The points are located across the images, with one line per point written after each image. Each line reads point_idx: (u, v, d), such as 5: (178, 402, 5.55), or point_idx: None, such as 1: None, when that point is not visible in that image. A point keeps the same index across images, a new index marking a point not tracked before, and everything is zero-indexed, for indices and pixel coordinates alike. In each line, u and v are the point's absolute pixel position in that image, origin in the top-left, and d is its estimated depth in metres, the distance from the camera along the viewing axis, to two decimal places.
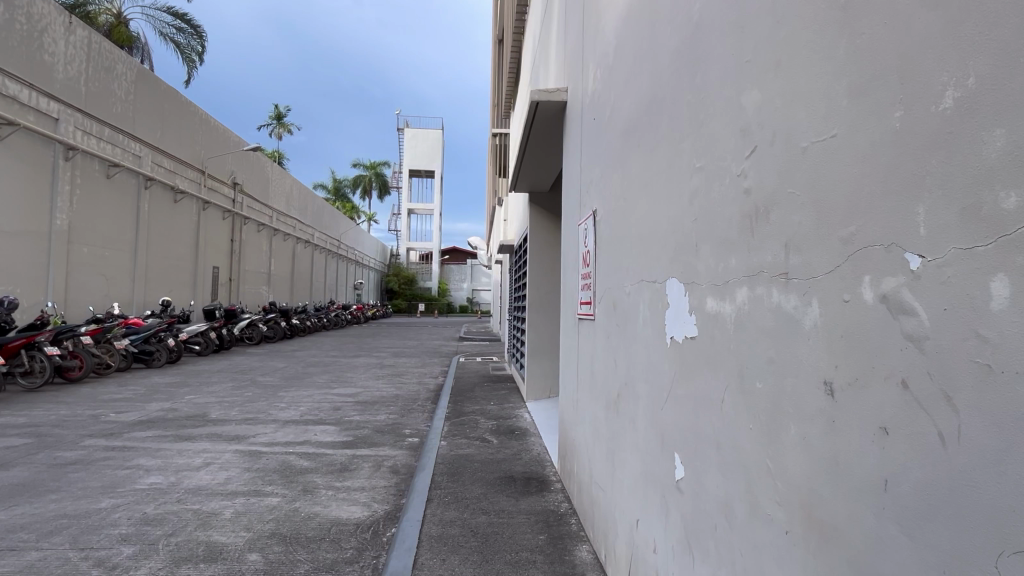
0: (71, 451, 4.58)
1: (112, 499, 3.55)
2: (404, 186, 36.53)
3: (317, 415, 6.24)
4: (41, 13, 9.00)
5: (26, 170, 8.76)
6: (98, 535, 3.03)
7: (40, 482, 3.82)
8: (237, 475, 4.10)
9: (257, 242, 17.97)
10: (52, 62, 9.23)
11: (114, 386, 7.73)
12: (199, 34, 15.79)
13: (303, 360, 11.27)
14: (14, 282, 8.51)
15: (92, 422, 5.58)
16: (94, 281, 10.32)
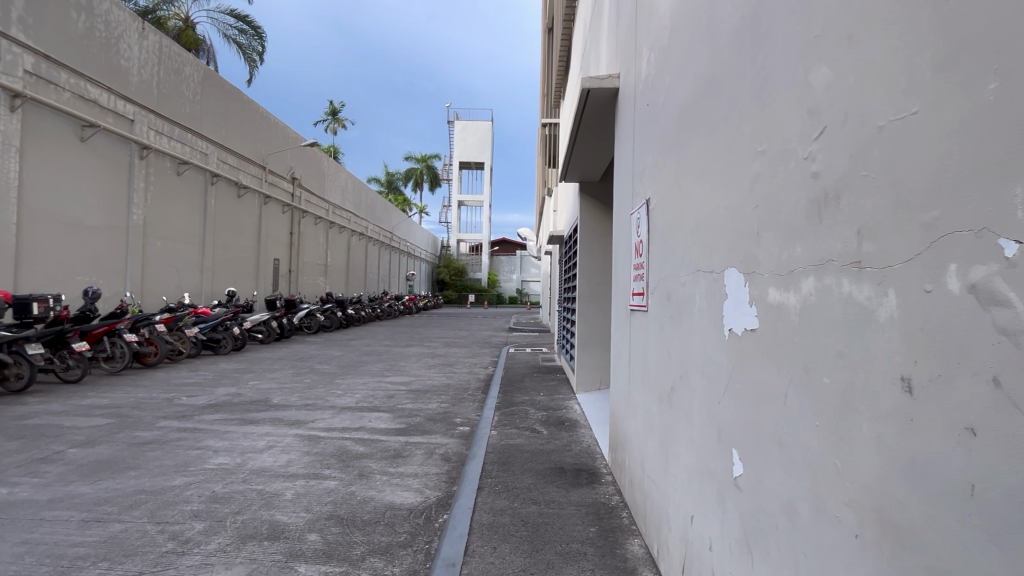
0: (148, 431, 4.89)
1: (185, 477, 3.77)
2: (455, 179, 36.83)
3: (372, 403, 6.43)
4: (118, 20, 9.54)
5: (106, 169, 9.37)
6: (173, 510, 3.23)
7: (122, 459, 4.10)
8: (298, 458, 4.28)
9: (314, 234, 18.62)
10: (128, 67, 9.79)
11: (186, 371, 8.22)
12: (259, 34, 16.41)
13: (358, 349, 11.63)
14: (97, 273, 9.17)
15: (166, 405, 5.95)
16: (167, 272, 10.99)
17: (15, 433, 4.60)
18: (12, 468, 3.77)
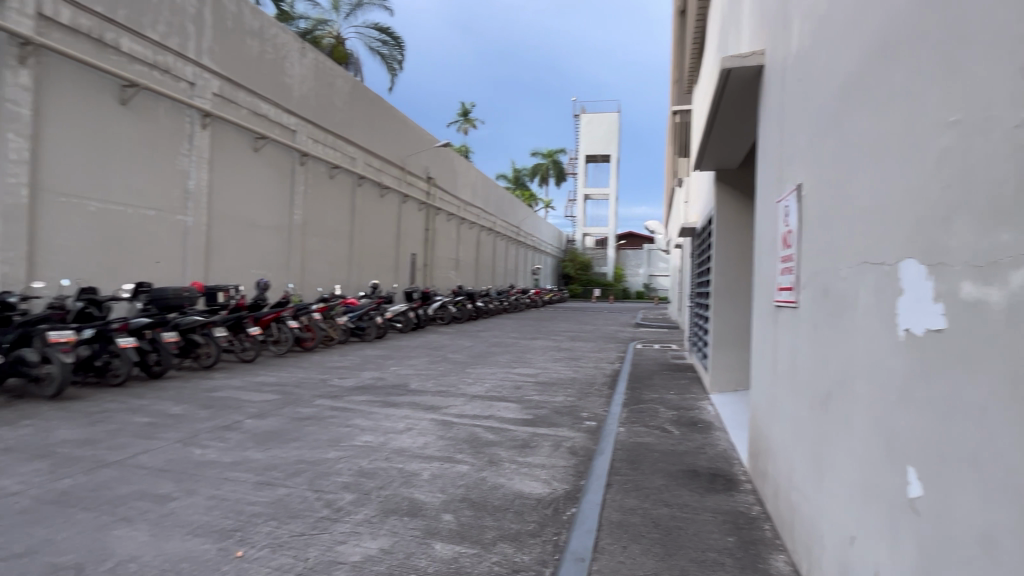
0: (307, 408, 5.46)
1: (337, 451, 4.15)
2: (581, 173, 36.63)
3: (500, 392, 6.61)
4: (284, 42, 10.74)
5: (274, 175, 10.62)
6: (328, 480, 3.57)
7: (287, 431, 4.62)
8: (433, 441, 4.53)
9: (447, 230, 19.58)
10: (291, 83, 10.99)
11: (337, 355, 9.07)
12: (398, 43, 17.54)
13: (487, 341, 12.04)
14: (266, 267, 10.44)
15: (321, 385, 6.61)
16: (322, 266, 12.21)
17: (205, 403, 5.35)
18: (204, 432, 4.38)
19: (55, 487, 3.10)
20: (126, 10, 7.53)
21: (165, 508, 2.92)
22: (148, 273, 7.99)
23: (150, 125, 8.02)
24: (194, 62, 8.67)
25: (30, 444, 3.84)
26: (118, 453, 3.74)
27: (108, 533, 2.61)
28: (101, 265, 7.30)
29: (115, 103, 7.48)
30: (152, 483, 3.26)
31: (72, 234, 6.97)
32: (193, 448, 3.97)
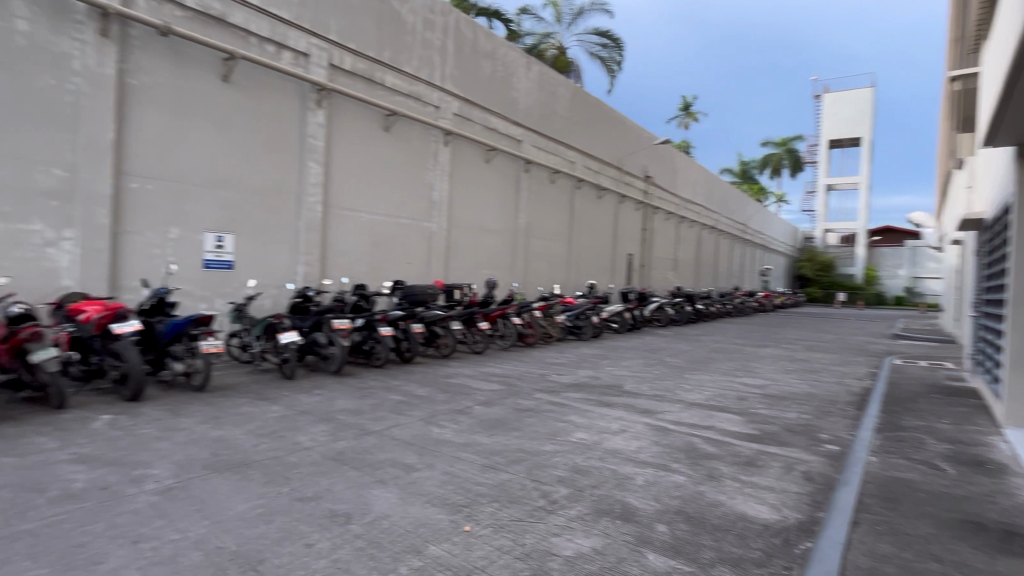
0: (527, 400, 5.79)
1: (554, 445, 4.31)
2: (823, 161, 32.22)
3: (721, 402, 6.16)
4: (512, 60, 11.58)
5: (502, 182, 11.55)
6: (545, 472, 3.72)
7: (509, 421, 4.96)
8: (647, 447, 4.42)
9: (665, 229, 19.00)
10: (518, 96, 11.81)
11: (555, 352, 9.46)
12: (617, 45, 17.59)
13: (708, 345, 11.35)
14: (494, 268, 11.39)
15: (540, 380, 6.95)
16: (542, 267, 12.88)
17: (443, 388, 6.04)
18: (442, 413, 4.95)
19: (334, 447, 3.82)
20: (389, 51, 8.92)
21: (410, 477, 3.35)
22: (402, 273, 9.34)
23: (406, 146, 9.37)
24: (440, 88, 9.88)
25: (319, 409, 4.79)
26: (378, 424, 4.44)
27: (369, 491, 3.10)
28: (369, 266, 8.76)
29: (380, 130, 8.91)
30: (401, 453, 3.79)
31: (350, 241, 8.50)
32: (433, 427, 4.51)
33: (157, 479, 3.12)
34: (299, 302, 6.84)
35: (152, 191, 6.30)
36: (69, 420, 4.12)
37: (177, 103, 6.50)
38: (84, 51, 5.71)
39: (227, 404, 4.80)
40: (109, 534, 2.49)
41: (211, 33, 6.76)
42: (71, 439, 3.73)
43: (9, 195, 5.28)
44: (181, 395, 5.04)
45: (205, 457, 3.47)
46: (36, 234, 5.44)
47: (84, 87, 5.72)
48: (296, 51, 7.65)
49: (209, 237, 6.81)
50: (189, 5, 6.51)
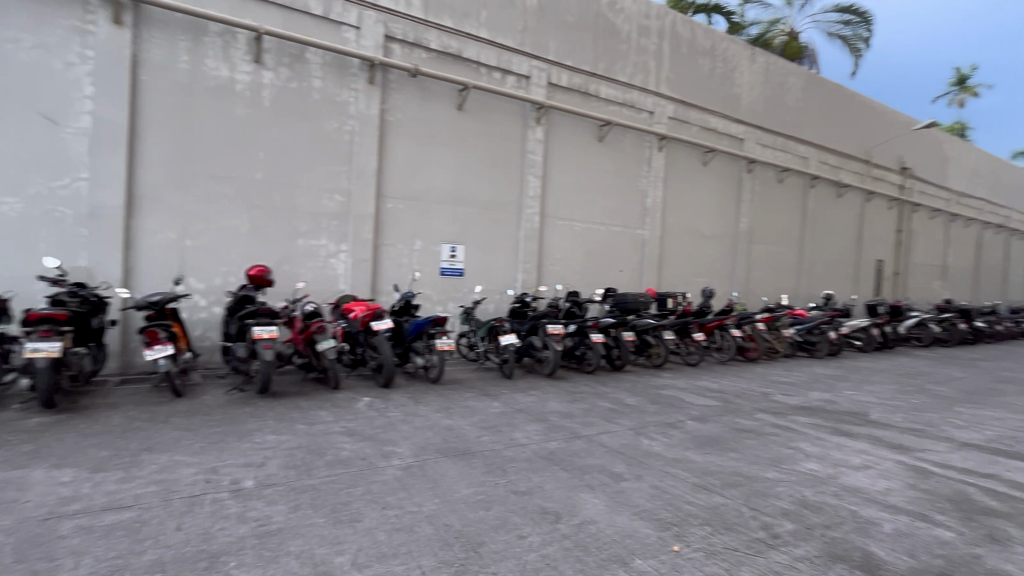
0: (747, 420, 5.32)
1: (777, 472, 3.88)
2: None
3: (1013, 447, 4.87)
4: (734, 53, 10.85)
5: (721, 185, 10.86)
6: (766, 501, 3.35)
7: (725, 440, 4.61)
8: (900, 490, 3.71)
9: (930, 230, 15.79)
10: (740, 92, 11.02)
11: (782, 369, 8.51)
12: (866, 19, 15.23)
13: (992, 374, 9.08)
14: (711, 276, 10.75)
15: (763, 399, 6.33)
16: (767, 275, 11.74)
17: (653, 399, 5.89)
18: (652, 425, 4.84)
19: (546, 446, 4.02)
20: (604, 63, 9.09)
21: (618, 486, 3.36)
22: (613, 280, 9.39)
23: (619, 154, 9.42)
24: (654, 94, 9.73)
25: (533, 409, 5.08)
26: (587, 429, 4.54)
27: (577, 494, 3.19)
28: (581, 274, 9.00)
29: (594, 141, 9.11)
30: (609, 460, 3.81)
31: (563, 249, 8.84)
32: (643, 438, 4.43)
33: (401, 456, 3.65)
34: (518, 306, 7.32)
35: (402, 209, 7.39)
36: (341, 399, 5.07)
37: (422, 132, 7.53)
38: (357, 98, 6.98)
39: (456, 397, 5.38)
40: (366, 497, 3.00)
41: (449, 69, 7.70)
42: (342, 415, 4.58)
43: (306, 217, 6.71)
44: (420, 385, 5.81)
45: (438, 443, 3.96)
46: (323, 248, 6.82)
47: (357, 127, 7.00)
48: (519, 74, 8.27)
49: (444, 248, 7.73)
50: (433, 47, 7.51)
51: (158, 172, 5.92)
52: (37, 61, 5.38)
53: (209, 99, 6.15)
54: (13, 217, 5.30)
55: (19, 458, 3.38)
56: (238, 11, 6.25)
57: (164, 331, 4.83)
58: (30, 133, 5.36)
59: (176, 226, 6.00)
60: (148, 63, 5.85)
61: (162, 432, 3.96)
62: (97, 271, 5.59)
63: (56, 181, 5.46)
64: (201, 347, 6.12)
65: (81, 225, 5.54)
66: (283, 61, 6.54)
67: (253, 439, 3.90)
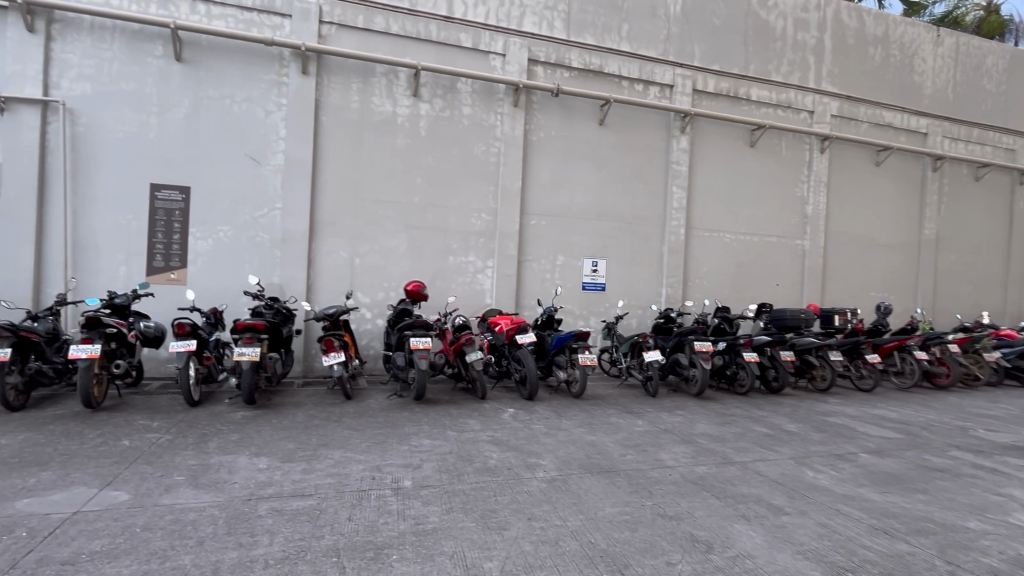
0: (939, 458, 4.57)
1: (981, 523, 3.27)
2: None
3: None
4: (913, 38, 9.59)
5: (898, 187, 9.59)
6: (967, 554, 2.84)
7: (910, 478, 4.00)
8: None
9: None
10: (922, 80, 9.69)
11: (985, 400, 7.20)
12: None
13: None
14: (888, 290, 9.49)
15: (959, 433, 5.40)
16: (962, 289, 10.07)
17: (819, 426, 5.32)
18: (817, 456, 4.38)
19: (695, 470, 3.83)
20: (756, 64, 8.55)
21: (778, 520, 3.08)
22: (769, 295, 8.70)
23: (774, 159, 8.76)
24: (814, 91, 8.92)
25: (680, 430, 4.87)
26: (741, 455, 4.24)
27: (731, 525, 2.98)
28: (731, 289, 8.47)
29: (745, 146, 8.58)
30: (768, 491, 3.51)
31: (711, 262, 8.40)
32: (807, 469, 4.02)
33: (545, 469, 3.71)
34: (662, 321, 7.15)
35: (545, 225, 7.57)
36: (488, 409, 5.29)
37: (564, 149, 7.67)
38: (503, 121, 7.32)
39: (599, 413, 5.34)
40: (512, 507, 3.09)
41: (591, 85, 7.77)
42: (489, 424, 4.78)
43: (456, 236, 7.16)
44: (563, 400, 5.85)
45: (581, 458, 3.96)
46: (471, 265, 7.21)
47: (503, 148, 7.33)
48: (662, 84, 8.09)
49: (586, 263, 7.75)
50: (575, 65, 7.65)
51: (334, 199, 6.72)
52: (246, 111, 6.42)
53: (375, 132, 6.86)
54: (226, 242, 6.35)
55: (229, 445, 4.01)
56: (400, 51, 6.92)
57: (338, 340, 5.39)
58: (240, 172, 6.41)
59: (347, 246, 6.75)
60: (327, 105, 6.69)
61: (336, 431, 4.45)
62: (286, 286, 6.48)
63: (258, 211, 6.45)
64: (367, 355, 6.80)
65: (275, 248, 6.47)
66: (437, 92, 7.09)
67: (410, 442, 4.22)
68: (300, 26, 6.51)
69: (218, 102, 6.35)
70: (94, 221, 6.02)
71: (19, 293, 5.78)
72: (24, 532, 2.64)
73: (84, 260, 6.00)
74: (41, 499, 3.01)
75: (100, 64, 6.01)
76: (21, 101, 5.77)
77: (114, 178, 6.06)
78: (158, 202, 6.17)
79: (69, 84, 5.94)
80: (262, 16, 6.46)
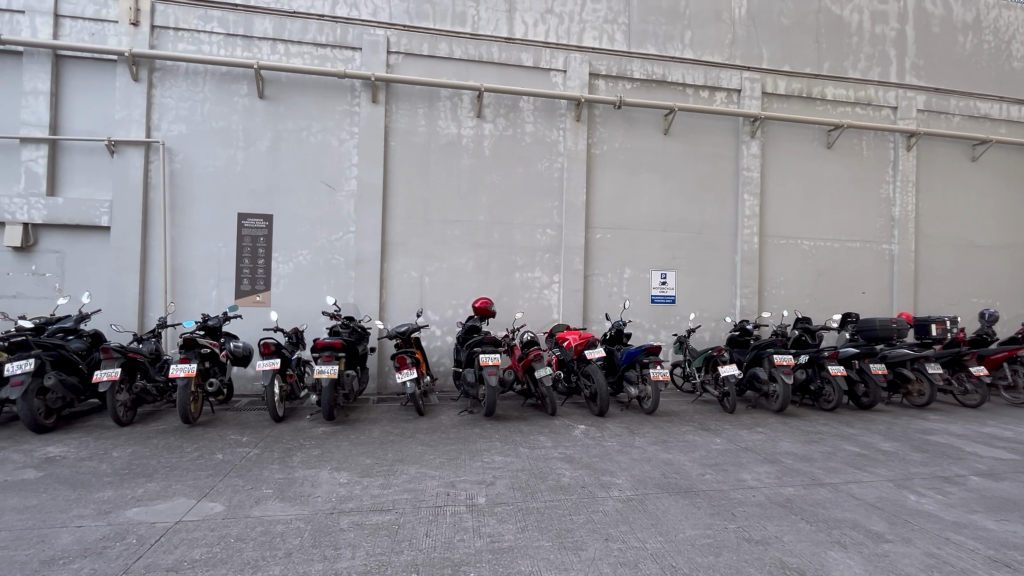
0: None
1: None
2: None
3: None
4: (1008, 22, 8.86)
5: (1000, 183, 8.81)
6: None
7: None
8: None
9: None
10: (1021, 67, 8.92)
11: None
12: None
13: None
14: (993, 295, 8.67)
15: None
16: None
17: (919, 446, 4.91)
18: (920, 478, 4.03)
19: (781, 492, 3.62)
20: (830, 62, 8.16)
21: (879, 548, 2.85)
22: (854, 304, 8.17)
23: (854, 160, 8.29)
24: (897, 85, 8.39)
25: (762, 449, 4.63)
26: (832, 476, 3.97)
27: (825, 552, 2.79)
28: (812, 298, 8.03)
29: (822, 148, 8.17)
30: (864, 516, 3.26)
31: (789, 271, 8.00)
32: (908, 493, 3.71)
33: (620, 488, 3.62)
34: (738, 335, 6.84)
35: (611, 239, 7.48)
36: (559, 426, 5.25)
37: (629, 161, 7.58)
38: (566, 136, 7.34)
39: (674, 430, 5.18)
40: (589, 527, 3.04)
41: (654, 95, 7.67)
42: (561, 441, 4.73)
43: (522, 252, 7.21)
44: (635, 416, 5.72)
45: (658, 477, 3.84)
46: (537, 280, 7.23)
47: (566, 163, 7.34)
48: (729, 89, 7.86)
49: (655, 275, 7.59)
50: (637, 76, 7.58)
51: (404, 221, 6.95)
52: (322, 141, 6.79)
53: (441, 154, 7.06)
54: (305, 265, 6.69)
55: (311, 460, 4.19)
56: (463, 75, 7.12)
57: (410, 357, 5.52)
58: (318, 199, 6.76)
59: (417, 266, 6.95)
60: (396, 131, 6.96)
61: (411, 447, 4.55)
62: (361, 305, 6.74)
63: (333, 235, 6.77)
64: (438, 371, 6.94)
65: (350, 269, 6.76)
66: (500, 112, 7.22)
67: (483, 459, 4.25)
68: (369, 58, 6.84)
69: (297, 134, 6.75)
70: (190, 249, 6.51)
71: (127, 317, 6.33)
72: (134, 539, 2.86)
73: (182, 286, 6.50)
74: (148, 508, 3.26)
75: (194, 106, 6.55)
76: (128, 143, 6.36)
77: (208, 210, 6.55)
78: (245, 230, 6.60)
79: (168, 125, 6.49)
80: (335, 51, 6.85)
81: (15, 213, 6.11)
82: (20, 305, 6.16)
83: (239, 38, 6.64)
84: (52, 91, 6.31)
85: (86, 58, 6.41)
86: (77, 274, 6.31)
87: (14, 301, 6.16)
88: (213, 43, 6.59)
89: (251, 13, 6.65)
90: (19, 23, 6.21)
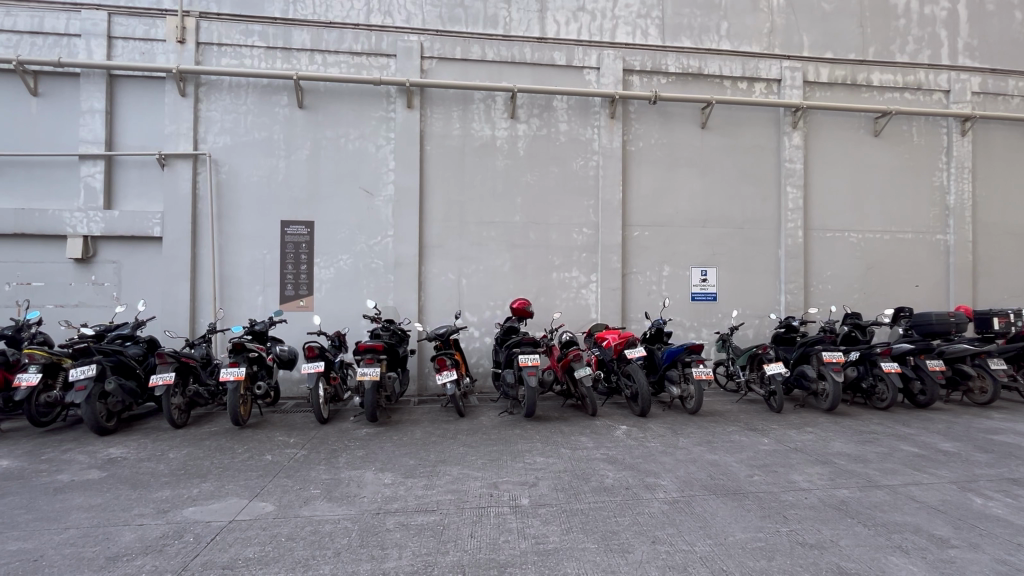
0: None
1: None
2: None
3: None
4: None
5: None
6: None
7: None
8: None
9: None
10: None
11: None
12: None
13: None
14: None
15: None
16: None
17: (982, 446, 4.66)
18: (984, 479, 3.83)
19: (835, 494, 3.49)
20: (876, 46, 7.84)
21: (944, 554, 2.72)
22: (907, 298, 7.83)
23: (904, 147, 7.95)
24: (949, 68, 8.00)
25: (813, 450, 4.47)
26: (890, 478, 3.80)
27: (884, 558, 2.68)
28: (861, 292, 7.73)
29: (869, 136, 7.87)
30: (926, 520, 3.11)
31: (836, 265, 7.74)
32: (973, 496, 3.52)
33: (666, 490, 3.56)
34: (783, 332, 6.64)
35: (648, 237, 7.38)
36: (600, 426, 5.20)
37: (665, 157, 7.46)
38: (600, 134, 7.28)
39: (719, 430, 5.06)
40: (635, 529, 2.99)
41: (691, 89, 7.53)
42: (602, 442, 4.69)
43: (559, 252, 7.18)
44: (678, 416, 5.62)
45: (704, 479, 3.76)
46: (575, 280, 7.19)
47: (601, 162, 7.28)
48: (769, 79, 7.65)
49: (695, 272, 7.44)
50: (672, 71, 7.45)
51: (441, 224, 7.02)
52: (360, 148, 6.92)
53: (476, 156, 7.10)
54: (346, 270, 6.83)
55: (356, 461, 4.26)
56: (496, 76, 7.15)
57: (450, 359, 5.57)
58: (357, 205, 6.89)
59: (454, 268, 7.00)
60: (431, 135, 7.04)
61: (452, 447, 4.59)
62: (401, 308, 6.83)
63: (373, 240, 6.89)
64: (477, 372, 6.98)
65: (389, 272, 6.87)
66: (534, 112, 7.21)
67: (525, 460, 4.24)
68: (404, 64, 6.94)
69: (335, 142, 6.89)
70: (237, 257, 6.73)
71: (180, 324, 6.58)
72: (191, 537, 2.97)
73: (230, 292, 6.72)
74: (203, 507, 3.38)
75: (237, 118, 6.76)
76: (178, 156, 6.61)
77: (252, 218, 6.76)
78: (288, 237, 6.78)
79: (213, 137, 6.72)
80: (370, 58, 6.97)
81: (76, 226, 6.43)
82: (83, 314, 6.48)
83: (278, 50, 6.83)
84: (107, 108, 6.62)
85: (137, 76, 6.70)
86: (133, 283, 6.59)
87: (76, 310, 6.48)
88: (255, 56, 6.79)
89: (289, 24, 6.83)
90: (75, 45, 6.52)
